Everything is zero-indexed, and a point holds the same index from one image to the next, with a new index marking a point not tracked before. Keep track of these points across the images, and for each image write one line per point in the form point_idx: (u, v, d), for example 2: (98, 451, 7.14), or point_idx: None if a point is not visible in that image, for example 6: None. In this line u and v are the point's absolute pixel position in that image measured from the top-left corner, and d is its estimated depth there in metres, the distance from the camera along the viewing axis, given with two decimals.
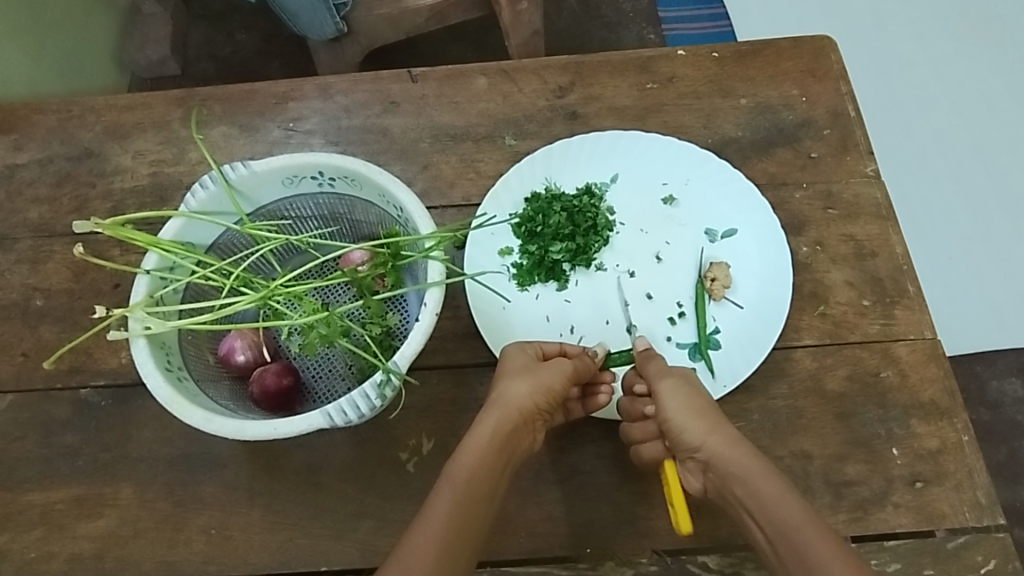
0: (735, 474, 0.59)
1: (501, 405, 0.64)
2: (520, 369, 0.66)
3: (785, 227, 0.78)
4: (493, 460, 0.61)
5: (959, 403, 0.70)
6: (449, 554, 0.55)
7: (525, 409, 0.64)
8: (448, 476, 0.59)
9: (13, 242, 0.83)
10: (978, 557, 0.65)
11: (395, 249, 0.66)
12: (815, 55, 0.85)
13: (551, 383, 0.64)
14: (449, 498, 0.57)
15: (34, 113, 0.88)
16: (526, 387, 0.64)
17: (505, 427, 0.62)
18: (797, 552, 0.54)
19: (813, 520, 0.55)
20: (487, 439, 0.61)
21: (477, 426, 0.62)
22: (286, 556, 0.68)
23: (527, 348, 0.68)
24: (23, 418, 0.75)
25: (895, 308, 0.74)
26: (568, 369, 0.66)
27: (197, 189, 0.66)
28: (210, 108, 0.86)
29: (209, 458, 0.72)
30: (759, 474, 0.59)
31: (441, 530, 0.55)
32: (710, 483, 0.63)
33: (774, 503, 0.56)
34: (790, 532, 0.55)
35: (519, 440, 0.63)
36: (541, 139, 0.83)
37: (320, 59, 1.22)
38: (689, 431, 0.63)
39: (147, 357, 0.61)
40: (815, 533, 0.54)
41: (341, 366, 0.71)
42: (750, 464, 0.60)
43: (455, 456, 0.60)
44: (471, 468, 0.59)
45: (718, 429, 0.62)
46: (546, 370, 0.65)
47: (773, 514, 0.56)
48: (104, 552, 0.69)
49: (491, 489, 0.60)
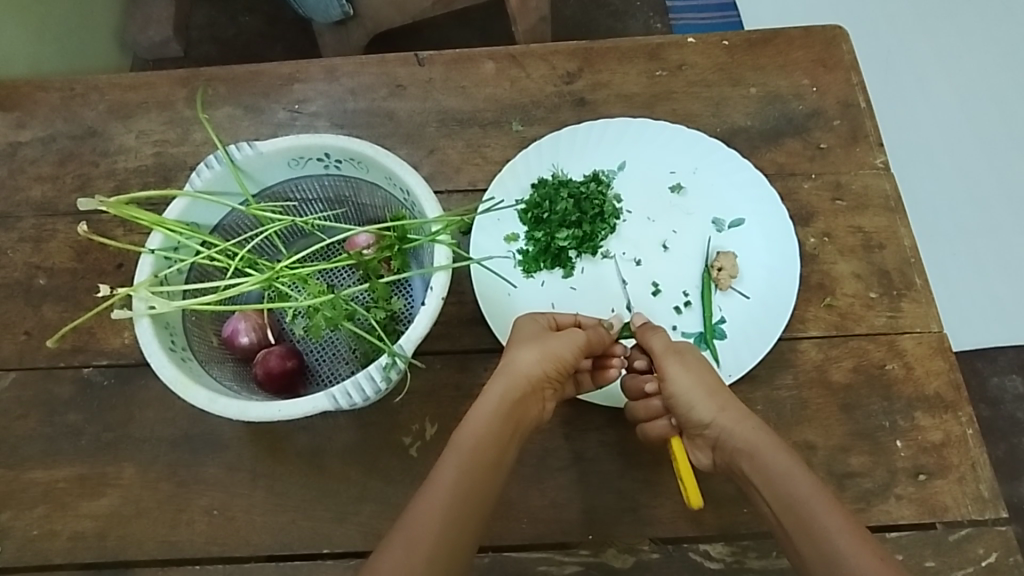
0: (745, 449, 0.61)
1: (509, 372, 0.64)
2: (529, 337, 0.66)
3: (793, 218, 0.77)
4: (498, 427, 0.61)
5: (964, 397, 0.70)
6: (454, 522, 0.56)
7: (534, 378, 0.64)
8: (454, 444, 0.60)
9: (16, 221, 0.82)
10: (979, 550, 0.66)
11: (401, 233, 0.65)
12: (826, 44, 0.84)
13: (560, 352, 0.64)
14: (455, 466, 0.58)
15: (36, 90, 0.87)
16: (534, 354, 0.64)
17: (511, 394, 0.63)
18: (804, 522, 0.56)
19: (820, 493, 0.57)
20: (492, 409, 0.62)
21: (485, 393, 0.63)
22: (288, 538, 0.68)
23: (538, 318, 0.69)
24: (27, 396, 0.74)
25: (902, 301, 0.74)
26: (579, 340, 0.66)
27: (202, 168, 0.65)
28: (215, 88, 0.86)
29: (212, 439, 0.72)
30: (771, 447, 0.61)
31: (447, 496, 0.56)
32: (717, 458, 0.65)
33: (784, 475, 0.59)
34: (800, 504, 0.57)
35: (528, 407, 0.64)
36: (548, 126, 0.82)
37: (324, 41, 1.20)
38: (701, 407, 0.65)
39: (151, 336, 0.60)
40: (824, 508, 0.56)
41: (345, 349, 0.71)
42: (758, 438, 0.61)
43: (460, 426, 0.61)
44: (476, 437, 0.60)
45: (730, 403, 0.64)
46: (555, 340, 0.65)
47: (783, 488, 0.58)
48: (106, 530, 0.69)
49: (497, 458, 0.60)
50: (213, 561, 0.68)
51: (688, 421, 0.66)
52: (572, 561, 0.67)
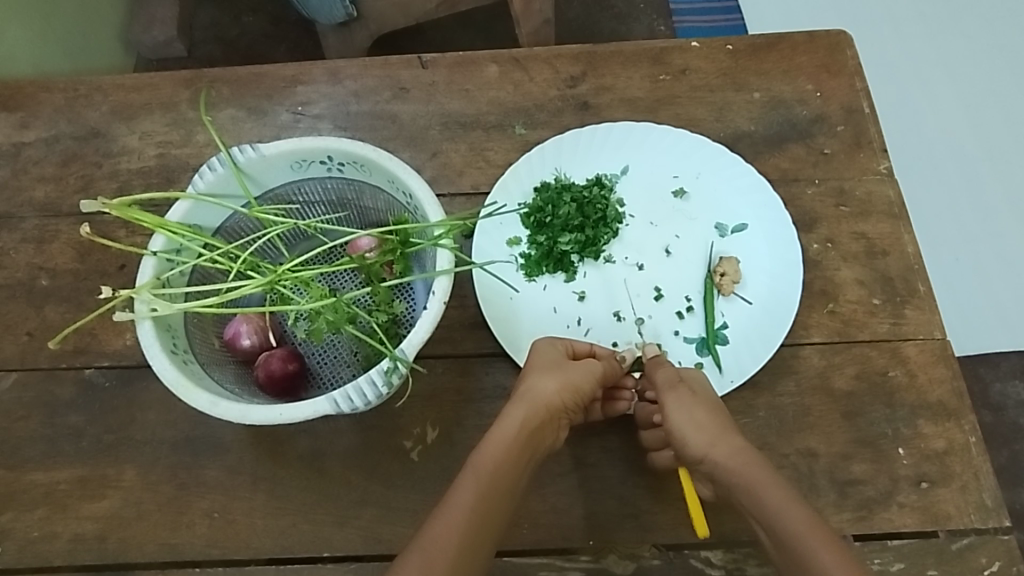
0: (740, 485, 0.61)
1: (528, 399, 0.64)
2: (549, 364, 0.66)
3: (796, 224, 0.77)
4: (517, 453, 0.61)
5: (967, 404, 0.70)
6: (469, 545, 0.56)
7: (554, 406, 0.64)
8: (473, 466, 0.60)
9: (19, 221, 0.82)
10: (981, 559, 0.65)
11: (404, 236, 0.65)
12: (830, 49, 0.84)
13: (581, 382, 0.65)
14: (472, 491, 0.58)
15: (40, 91, 0.87)
16: (554, 382, 0.64)
17: (531, 422, 0.62)
18: (800, 557, 0.55)
19: (817, 528, 0.56)
20: (513, 434, 0.62)
21: (504, 418, 0.63)
22: (288, 541, 0.68)
23: (557, 343, 0.68)
24: (29, 397, 0.75)
25: (906, 308, 0.74)
26: (598, 371, 0.66)
27: (206, 171, 0.65)
28: (219, 90, 0.86)
29: (213, 442, 0.72)
30: (765, 482, 0.60)
31: (463, 522, 0.56)
32: (718, 490, 0.64)
33: (779, 511, 0.58)
34: (795, 540, 0.56)
35: (546, 434, 0.64)
36: (551, 129, 0.82)
37: (328, 43, 1.19)
38: (693, 443, 0.64)
39: (153, 339, 0.60)
40: (820, 544, 0.55)
41: (347, 353, 0.71)
42: (752, 474, 0.61)
43: (479, 449, 0.61)
44: (495, 461, 0.60)
45: (723, 440, 0.63)
46: (574, 370, 0.65)
47: (778, 522, 0.57)
48: (107, 532, 0.69)
49: (513, 481, 0.60)
50: (214, 564, 0.68)
51: (682, 455, 0.65)
52: (573, 566, 0.67)
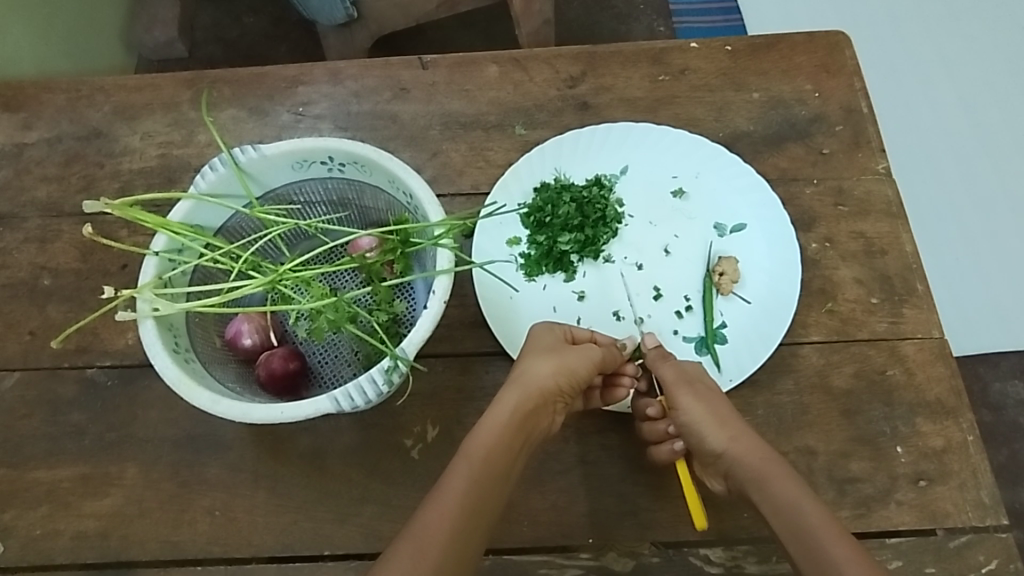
0: (752, 479, 0.62)
1: (523, 383, 0.64)
2: (545, 349, 0.66)
3: (795, 223, 0.78)
4: (509, 439, 0.62)
5: (965, 403, 0.70)
6: (461, 532, 0.56)
7: (547, 389, 0.64)
8: (464, 454, 0.60)
9: (21, 221, 0.83)
10: (979, 556, 0.66)
11: (404, 236, 0.66)
12: (829, 50, 0.84)
13: (574, 366, 0.65)
14: (464, 479, 0.58)
15: (42, 92, 0.88)
16: (549, 366, 0.64)
17: (523, 406, 0.63)
18: (813, 552, 0.56)
19: (830, 522, 0.57)
20: (506, 418, 0.62)
21: (498, 402, 0.64)
22: (289, 539, 0.68)
23: (555, 329, 0.69)
24: (31, 396, 0.75)
25: (904, 307, 0.74)
26: (594, 356, 0.67)
27: (207, 171, 0.66)
28: (220, 90, 0.86)
29: (214, 440, 0.72)
30: (780, 477, 0.61)
31: (453, 510, 0.57)
32: (730, 485, 0.64)
33: (794, 505, 0.59)
34: (810, 534, 0.57)
35: (540, 420, 0.64)
36: (551, 129, 0.82)
37: (329, 44, 1.20)
38: (713, 437, 0.65)
39: (155, 337, 0.60)
40: (832, 537, 0.56)
41: (347, 352, 0.72)
42: (768, 468, 0.61)
43: (471, 434, 0.62)
44: (488, 448, 0.60)
45: (743, 434, 0.64)
46: (569, 354, 0.65)
47: (793, 516, 0.58)
48: (109, 530, 0.70)
49: (506, 470, 0.61)
50: (215, 562, 0.68)
51: (701, 449, 0.66)
52: (572, 564, 0.67)
